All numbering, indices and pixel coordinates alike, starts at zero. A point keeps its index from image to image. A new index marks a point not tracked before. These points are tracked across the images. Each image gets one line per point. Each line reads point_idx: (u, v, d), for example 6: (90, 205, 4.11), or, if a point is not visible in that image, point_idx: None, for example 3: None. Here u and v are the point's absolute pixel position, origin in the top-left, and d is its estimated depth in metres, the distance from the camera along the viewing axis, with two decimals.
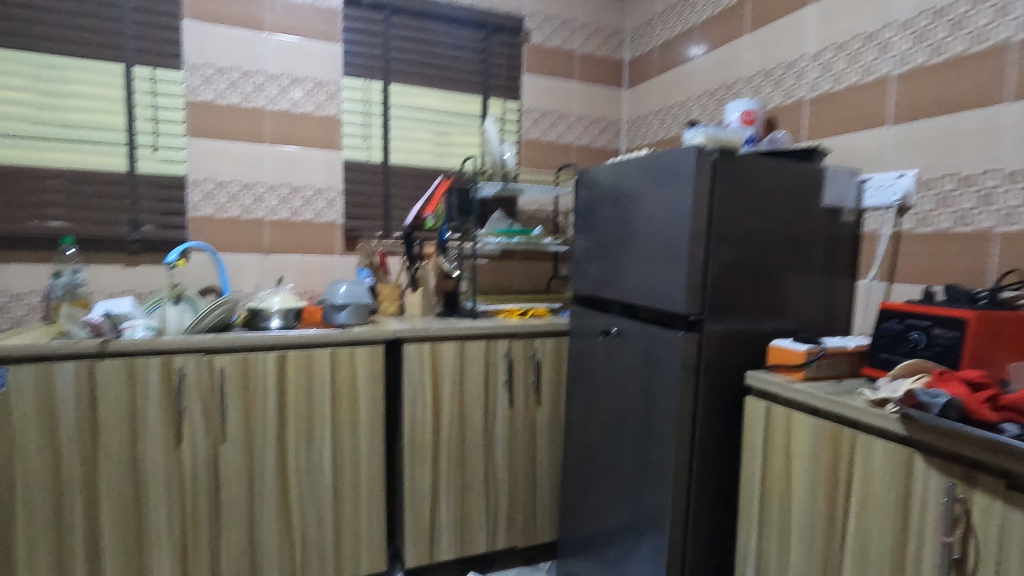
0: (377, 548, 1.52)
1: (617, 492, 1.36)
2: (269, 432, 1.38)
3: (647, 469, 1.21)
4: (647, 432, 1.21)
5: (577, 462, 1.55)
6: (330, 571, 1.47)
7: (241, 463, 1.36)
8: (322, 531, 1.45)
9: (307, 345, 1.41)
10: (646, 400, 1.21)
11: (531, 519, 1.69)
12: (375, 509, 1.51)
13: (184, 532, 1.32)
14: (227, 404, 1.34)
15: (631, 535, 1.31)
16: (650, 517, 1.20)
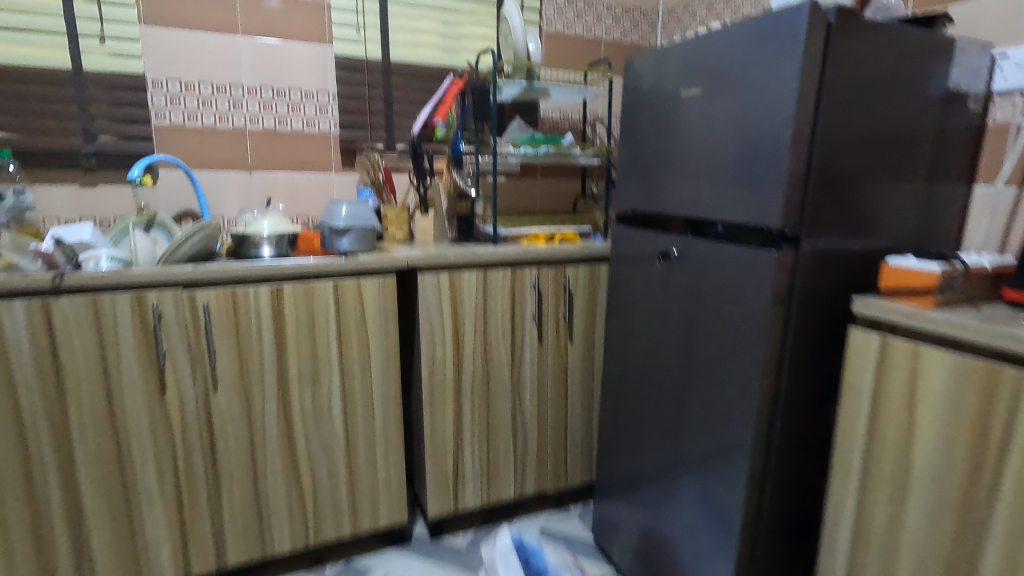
0: (396, 499, 1.38)
1: (664, 438, 1.19)
2: (269, 377, 1.20)
3: (712, 414, 1.04)
4: (713, 371, 1.02)
5: (614, 404, 1.38)
6: (347, 524, 1.33)
7: (238, 412, 1.18)
8: (335, 483, 1.30)
9: (306, 276, 1.20)
10: (713, 335, 1.02)
11: (560, 462, 1.56)
12: (394, 458, 1.36)
13: (178, 489, 1.16)
14: (216, 346, 1.14)
15: (680, 484, 1.15)
16: (717, 467, 1.04)
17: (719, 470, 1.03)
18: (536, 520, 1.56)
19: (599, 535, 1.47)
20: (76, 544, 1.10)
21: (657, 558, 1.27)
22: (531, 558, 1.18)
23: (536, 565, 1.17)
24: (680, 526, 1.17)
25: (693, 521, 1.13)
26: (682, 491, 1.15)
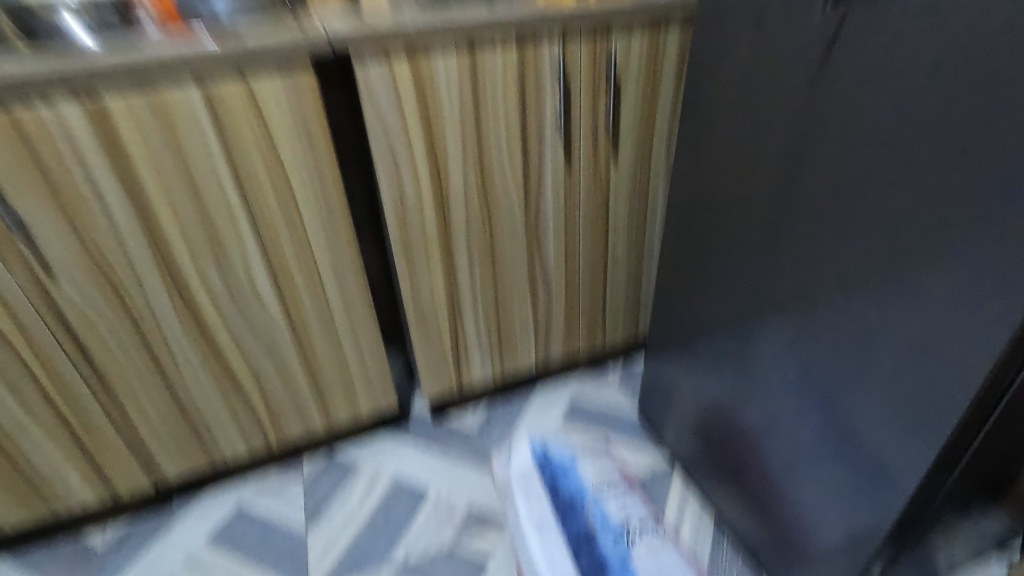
0: (380, 386, 1.05)
1: (764, 312, 0.76)
2: (137, 249, 0.75)
3: (896, 301, 0.58)
4: (919, 217, 0.53)
5: (672, 257, 0.92)
6: (319, 419, 1.03)
7: (104, 303, 0.77)
8: (290, 379, 0.96)
9: (149, 78, 0.67)
10: (944, 145, 0.50)
11: (594, 320, 1.17)
12: (366, 342, 0.98)
13: (53, 407, 0.82)
14: (25, 209, 0.68)
15: (790, 381, 0.76)
16: (886, 380, 0.62)
17: (893, 387, 0.61)
18: (564, 391, 1.22)
19: (643, 408, 1.15)
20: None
21: (722, 455, 0.95)
22: (558, 481, 0.91)
23: (565, 494, 0.90)
24: (776, 432, 0.81)
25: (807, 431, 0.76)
26: (788, 389, 0.76)
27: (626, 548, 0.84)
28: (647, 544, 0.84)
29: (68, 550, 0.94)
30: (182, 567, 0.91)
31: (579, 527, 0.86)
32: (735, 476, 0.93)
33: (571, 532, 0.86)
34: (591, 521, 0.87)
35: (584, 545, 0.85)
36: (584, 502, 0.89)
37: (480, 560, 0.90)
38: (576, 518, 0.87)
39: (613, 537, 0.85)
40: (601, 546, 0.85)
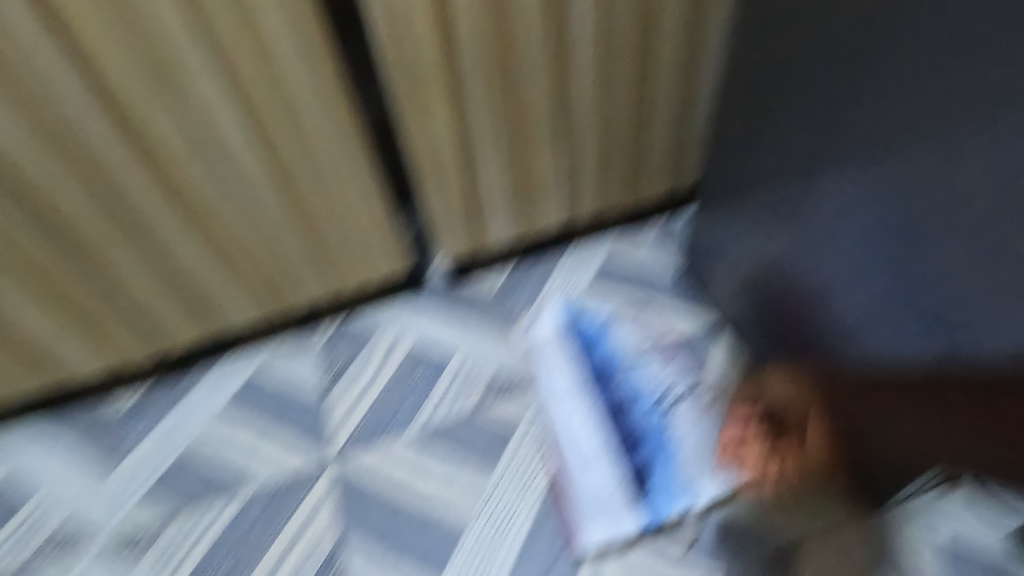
0: (389, 250, 0.94)
1: (798, 183, 0.65)
2: (62, 78, 0.62)
3: (950, 166, 0.46)
4: None
5: (732, 97, 0.73)
6: (326, 287, 0.94)
7: (44, 146, 0.65)
8: (285, 243, 0.86)
9: None
10: None
11: (628, 177, 1.01)
12: (367, 201, 0.85)
13: (23, 268, 0.74)
14: None
15: (885, 219, 0.54)
16: (981, 249, 0.46)
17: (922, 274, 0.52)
18: (597, 250, 1.07)
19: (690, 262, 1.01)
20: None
21: (775, 317, 0.77)
22: (591, 347, 0.87)
23: (598, 361, 0.86)
24: (851, 287, 0.61)
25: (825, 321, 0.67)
26: (882, 232, 0.55)
27: (664, 415, 0.81)
28: (686, 412, 0.81)
29: (86, 419, 0.90)
30: (201, 436, 0.87)
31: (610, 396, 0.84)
32: (789, 343, 0.76)
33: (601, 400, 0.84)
34: (624, 389, 0.84)
35: (616, 414, 0.82)
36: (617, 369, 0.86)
37: (507, 429, 0.83)
38: (608, 387, 0.84)
39: (651, 405, 0.82)
40: (637, 414, 0.82)
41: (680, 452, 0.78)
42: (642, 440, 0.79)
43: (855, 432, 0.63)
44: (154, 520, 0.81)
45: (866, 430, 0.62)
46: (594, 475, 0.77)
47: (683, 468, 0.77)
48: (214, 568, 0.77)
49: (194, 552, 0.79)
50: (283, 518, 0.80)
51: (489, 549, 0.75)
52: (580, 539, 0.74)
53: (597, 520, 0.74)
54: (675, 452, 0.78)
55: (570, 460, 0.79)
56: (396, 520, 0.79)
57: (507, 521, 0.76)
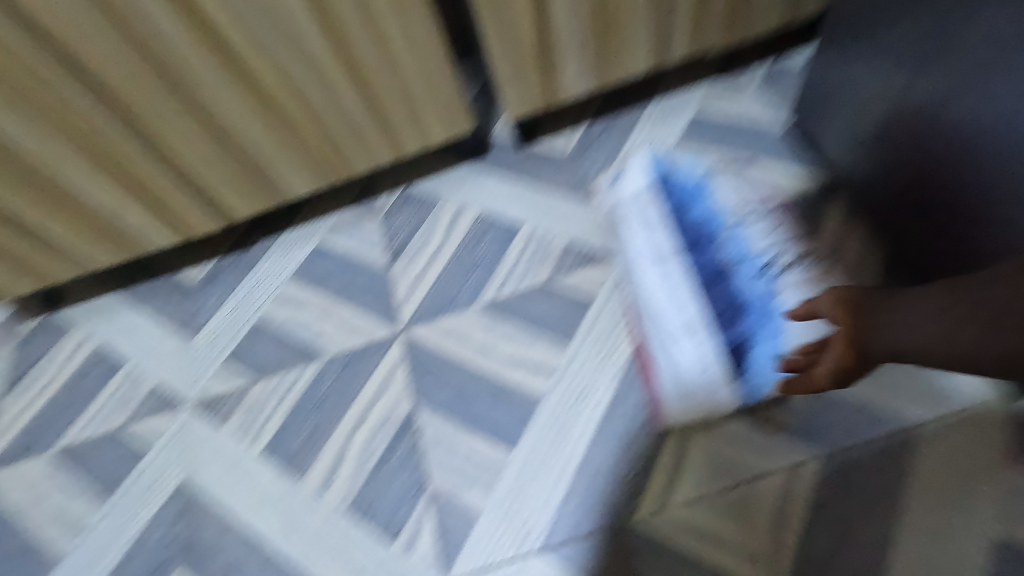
0: (452, 106, 0.83)
1: (920, 33, 0.61)
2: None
3: (1013, 113, 0.54)
4: None
5: None
6: (386, 151, 0.86)
7: None
8: (338, 99, 0.77)
9: None
10: None
11: (734, 11, 0.83)
12: (424, 43, 0.74)
13: (65, 125, 0.69)
14: None
15: None
16: None
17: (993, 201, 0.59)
18: (688, 99, 0.92)
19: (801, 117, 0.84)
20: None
21: (893, 189, 0.71)
22: (684, 207, 0.76)
23: (693, 223, 0.76)
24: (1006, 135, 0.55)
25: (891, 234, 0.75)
26: None
27: (770, 282, 0.70)
28: (798, 283, 0.70)
29: (169, 284, 0.91)
30: (274, 304, 0.86)
31: (705, 263, 0.73)
32: (907, 215, 0.70)
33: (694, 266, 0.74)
34: (722, 254, 0.73)
35: (714, 280, 0.73)
36: (715, 231, 0.75)
37: (585, 299, 0.77)
38: (705, 252, 0.74)
39: (755, 271, 0.71)
40: (735, 282, 0.72)
41: (784, 322, 0.68)
42: (746, 308, 0.70)
43: (869, 330, 0.53)
44: (237, 382, 0.81)
45: (883, 324, 0.52)
46: (683, 347, 0.68)
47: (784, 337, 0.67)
48: (296, 431, 0.76)
49: (276, 414, 0.78)
50: (358, 383, 0.77)
51: (567, 419, 0.70)
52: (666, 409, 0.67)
53: (687, 389, 0.67)
54: (779, 321, 0.68)
55: (658, 329, 0.71)
56: (469, 393, 0.74)
57: (586, 393, 0.71)
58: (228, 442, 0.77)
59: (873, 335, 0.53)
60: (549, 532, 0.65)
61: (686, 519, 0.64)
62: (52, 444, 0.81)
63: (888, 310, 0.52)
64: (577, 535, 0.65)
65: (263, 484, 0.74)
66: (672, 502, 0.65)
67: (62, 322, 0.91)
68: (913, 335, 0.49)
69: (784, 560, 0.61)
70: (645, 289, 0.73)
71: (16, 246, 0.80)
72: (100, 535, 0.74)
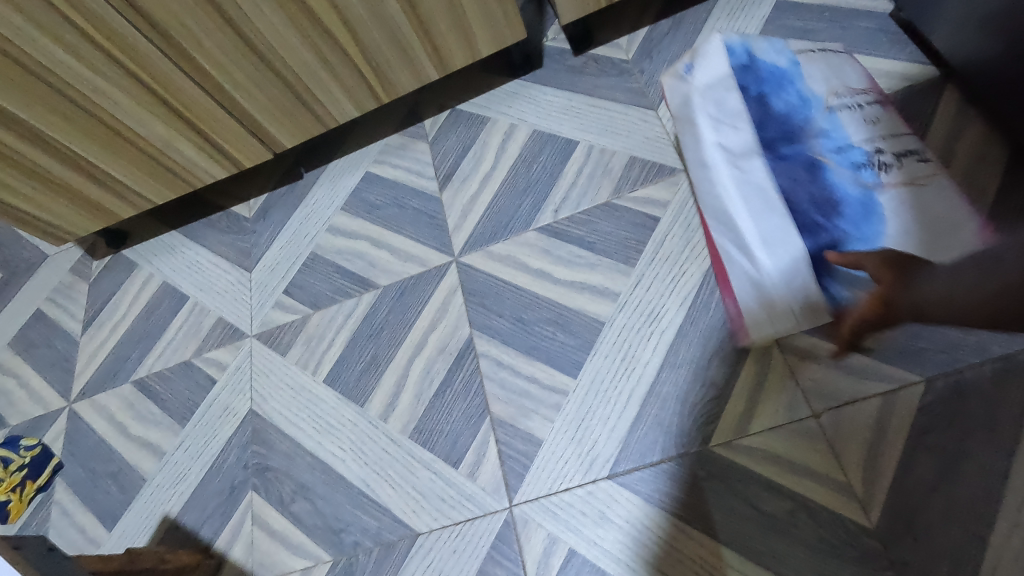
0: (500, 11, 0.76)
1: None
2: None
3: None
4: None
5: None
6: (430, 66, 0.80)
7: None
8: (376, 8, 0.71)
9: None
10: None
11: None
12: None
13: (107, 54, 0.67)
14: None
15: None
16: None
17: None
18: None
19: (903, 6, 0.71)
20: (49, 151, 0.75)
21: None
22: (770, 94, 0.67)
23: (781, 113, 0.67)
24: None
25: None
26: None
27: (870, 176, 0.62)
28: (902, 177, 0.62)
29: (224, 221, 0.91)
30: (326, 234, 0.84)
31: (795, 156, 0.65)
32: None
33: (783, 159, 0.65)
34: (817, 145, 0.65)
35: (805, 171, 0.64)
36: (806, 119, 0.66)
37: (651, 219, 0.71)
38: (793, 145, 0.66)
39: (853, 165, 0.63)
40: (829, 174, 0.64)
41: (886, 220, 0.60)
42: (842, 203, 0.62)
43: None
44: (296, 313, 0.81)
45: None
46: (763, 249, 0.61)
47: (885, 237, 0.60)
48: (354, 361, 0.76)
49: (335, 343, 0.77)
50: (414, 311, 0.75)
51: (634, 343, 0.66)
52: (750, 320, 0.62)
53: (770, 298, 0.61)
54: (881, 217, 0.61)
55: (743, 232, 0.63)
56: (527, 318, 0.71)
57: (654, 318, 0.66)
58: (291, 371, 0.77)
59: (906, 293, 0.59)
60: (616, 459, 0.62)
61: (768, 446, 0.59)
62: (129, 375, 0.84)
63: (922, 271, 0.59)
64: (647, 463, 0.62)
65: (327, 411, 0.74)
66: (750, 430, 0.60)
67: (128, 260, 0.93)
68: (938, 297, 0.58)
69: (881, 489, 0.55)
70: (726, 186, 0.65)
71: (78, 185, 0.81)
72: (179, 459, 0.77)
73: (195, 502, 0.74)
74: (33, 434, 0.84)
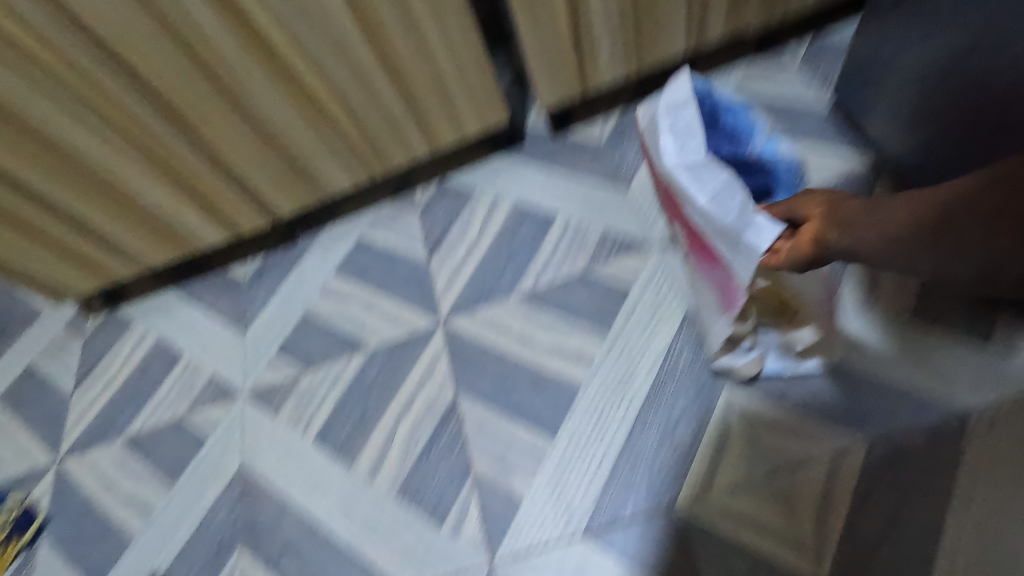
0: (485, 98, 0.84)
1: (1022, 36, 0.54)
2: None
3: None
4: None
5: None
6: (422, 145, 0.88)
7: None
8: (374, 95, 0.79)
9: None
10: None
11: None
12: (457, 36, 0.75)
13: (125, 132, 0.73)
14: None
15: None
16: None
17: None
18: (723, 83, 0.91)
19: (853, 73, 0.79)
20: (61, 217, 0.80)
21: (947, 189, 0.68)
22: (723, 115, 0.66)
23: (729, 132, 0.66)
24: None
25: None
26: None
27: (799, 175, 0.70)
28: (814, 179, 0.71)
29: (220, 282, 0.96)
30: (319, 297, 0.89)
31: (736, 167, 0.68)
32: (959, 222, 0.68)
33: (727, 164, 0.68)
34: (756, 150, 0.67)
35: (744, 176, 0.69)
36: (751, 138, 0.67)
37: (622, 289, 0.77)
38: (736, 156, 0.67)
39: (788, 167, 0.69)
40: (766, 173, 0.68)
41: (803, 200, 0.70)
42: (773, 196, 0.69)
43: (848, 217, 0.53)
44: (288, 373, 0.85)
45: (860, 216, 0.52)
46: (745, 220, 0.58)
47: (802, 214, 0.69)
48: (343, 420, 0.79)
49: (325, 403, 0.81)
50: (402, 372, 0.80)
51: (607, 406, 0.71)
52: (739, 292, 0.61)
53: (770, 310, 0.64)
54: None
55: (715, 214, 0.58)
56: (509, 378, 0.76)
57: (625, 382, 0.72)
58: (282, 430, 0.81)
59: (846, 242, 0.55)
60: (590, 516, 0.67)
61: (731, 505, 0.64)
62: (120, 432, 0.86)
63: (864, 217, 0.51)
64: (619, 522, 0.66)
65: (316, 469, 0.77)
66: (712, 490, 0.65)
67: (123, 317, 0.97)
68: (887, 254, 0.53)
69: (833, 546, 0.60)
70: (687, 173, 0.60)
71: (85, 246, 0.86)
72: (168, 516, 0.79)
73: (182, 560, 0.76)
74: (20, 491, 0.85)
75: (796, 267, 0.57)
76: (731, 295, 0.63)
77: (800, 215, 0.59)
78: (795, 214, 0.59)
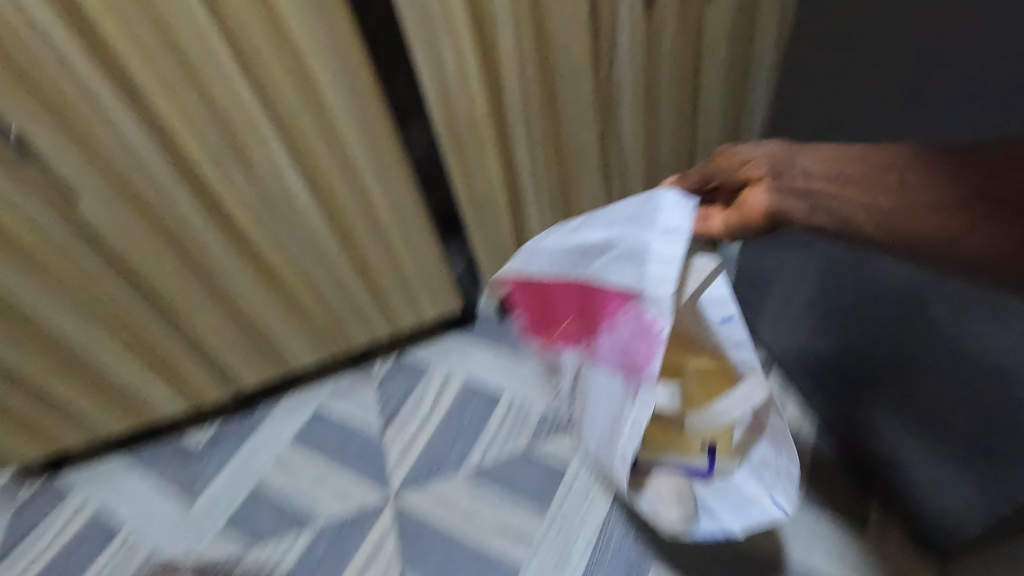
0: (444, 290, 0.97)
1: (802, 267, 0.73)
2: (139, 146, 0.63)
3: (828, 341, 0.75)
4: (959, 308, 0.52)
5: None
6: (385, 327, 0.98)
7: (138, 221, 0.69)
8: (347, 290, 0.89)
9: None
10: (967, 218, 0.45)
11: None
12: (423, 247, 0.89)
13: (113, 327, 0.78)
14: (39, 142, 0.60)
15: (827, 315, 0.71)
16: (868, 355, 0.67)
17: (955, 356, 0.55)
18: None
19: None
20: (25, 397, 0.82)
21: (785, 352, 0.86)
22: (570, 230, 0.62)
23: None
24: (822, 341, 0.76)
25: (922, 467, 0.67)
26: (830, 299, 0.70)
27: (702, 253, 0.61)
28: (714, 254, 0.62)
29: (172, 450, 0.97)
30: (273, 468, 0.92)
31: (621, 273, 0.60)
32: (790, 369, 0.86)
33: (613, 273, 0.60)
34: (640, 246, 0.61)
35: None
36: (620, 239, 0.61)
37: (559, 468, 0.86)
38: None
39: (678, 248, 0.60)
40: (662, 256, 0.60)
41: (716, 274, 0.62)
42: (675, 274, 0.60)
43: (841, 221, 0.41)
44: (234, 549, 0.85)
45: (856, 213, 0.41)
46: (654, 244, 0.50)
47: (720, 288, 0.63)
48: None
49: None
50: (351, 551, 0.83)
51: None
52: (661, 318, 0.50)
53: (668, 450, 0.69)
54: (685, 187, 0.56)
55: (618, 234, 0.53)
56: (453, 561, 0.80)
57: (562, 562, 0.78)
58: None
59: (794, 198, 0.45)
60: None
61: None
62: None
63: (853, 195, 0.41)
64: None
65: None
66: None
67: (62, 486, 0.95)
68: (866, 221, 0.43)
69: None
70: (574, 231, 0.57)
71: (42, 421, 0.86)
72: None
73: None
74: None
75: (733, 236, 0.49)
76: (645, 348, 0.53)
77: (736, 177, 0.48)
78: (731, 175, 0.49)
